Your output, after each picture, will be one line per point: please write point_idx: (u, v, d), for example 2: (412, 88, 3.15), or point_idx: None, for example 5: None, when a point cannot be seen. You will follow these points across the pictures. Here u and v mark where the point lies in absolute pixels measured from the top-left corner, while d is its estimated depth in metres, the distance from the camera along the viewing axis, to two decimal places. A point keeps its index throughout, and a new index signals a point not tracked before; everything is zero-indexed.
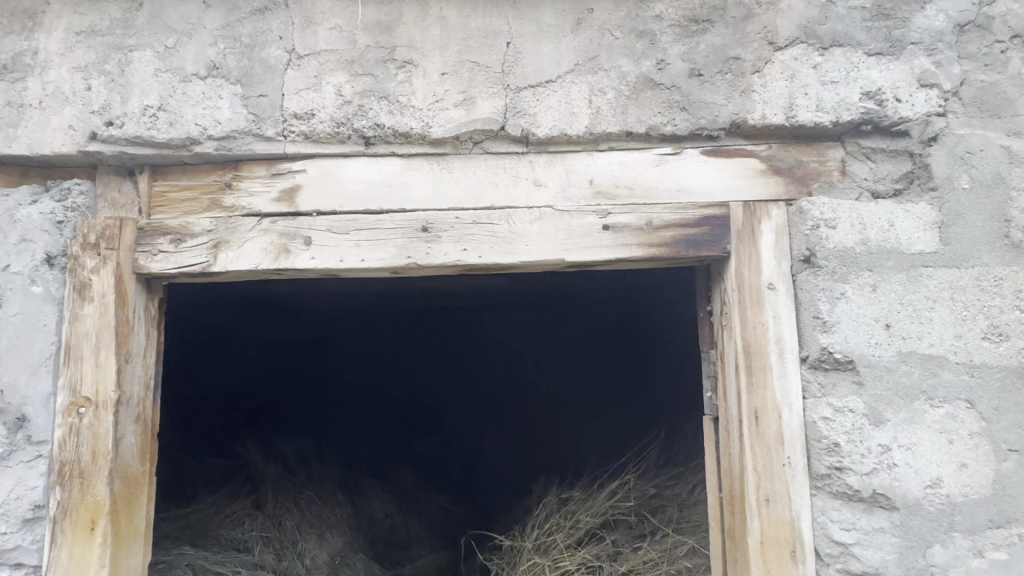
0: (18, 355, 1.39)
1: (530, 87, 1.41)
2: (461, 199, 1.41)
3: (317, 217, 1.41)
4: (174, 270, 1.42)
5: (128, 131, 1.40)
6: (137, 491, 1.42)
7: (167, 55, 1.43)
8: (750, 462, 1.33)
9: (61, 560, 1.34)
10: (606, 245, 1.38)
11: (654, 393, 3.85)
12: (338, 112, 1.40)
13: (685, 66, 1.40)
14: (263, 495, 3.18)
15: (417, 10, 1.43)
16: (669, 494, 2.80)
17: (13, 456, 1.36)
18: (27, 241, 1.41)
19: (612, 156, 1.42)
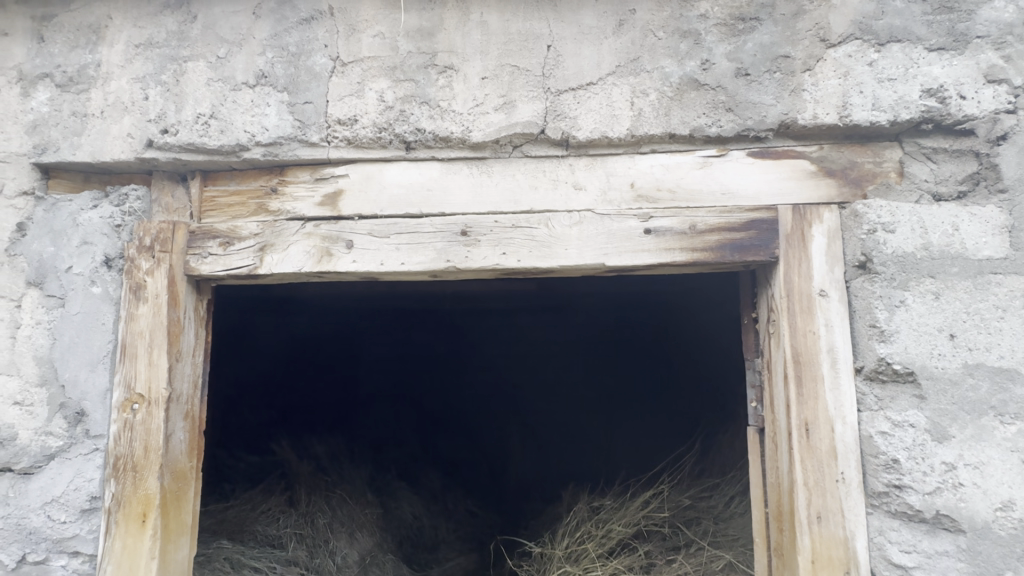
0: (79, 352, 1.45)
1: (570, 89, 1.40)
2: (501, 203, 1.40)
3: (359, 220, 1.43)
4: (222, 272, 1.47)
5: (182, 138, 1.46)
6: (185, 486, 1.48)
7: (219, 65, 1.48)
8: (801, 477, 1.27)
9: (114, 551, 1.39)
10: (647, 250, 1.35)
11: (689, 402, 3.77)
12: (380, 117, 1.42)
13: (731, 66, 1.37)
14: (297, 493, 3.25)
15: (458, 15, 1.44)
16: (704, 506, 2.73)
17: (72, 449, 1.43)
18: (88, 244, 1.48)
19: (654, 159, 1.39)
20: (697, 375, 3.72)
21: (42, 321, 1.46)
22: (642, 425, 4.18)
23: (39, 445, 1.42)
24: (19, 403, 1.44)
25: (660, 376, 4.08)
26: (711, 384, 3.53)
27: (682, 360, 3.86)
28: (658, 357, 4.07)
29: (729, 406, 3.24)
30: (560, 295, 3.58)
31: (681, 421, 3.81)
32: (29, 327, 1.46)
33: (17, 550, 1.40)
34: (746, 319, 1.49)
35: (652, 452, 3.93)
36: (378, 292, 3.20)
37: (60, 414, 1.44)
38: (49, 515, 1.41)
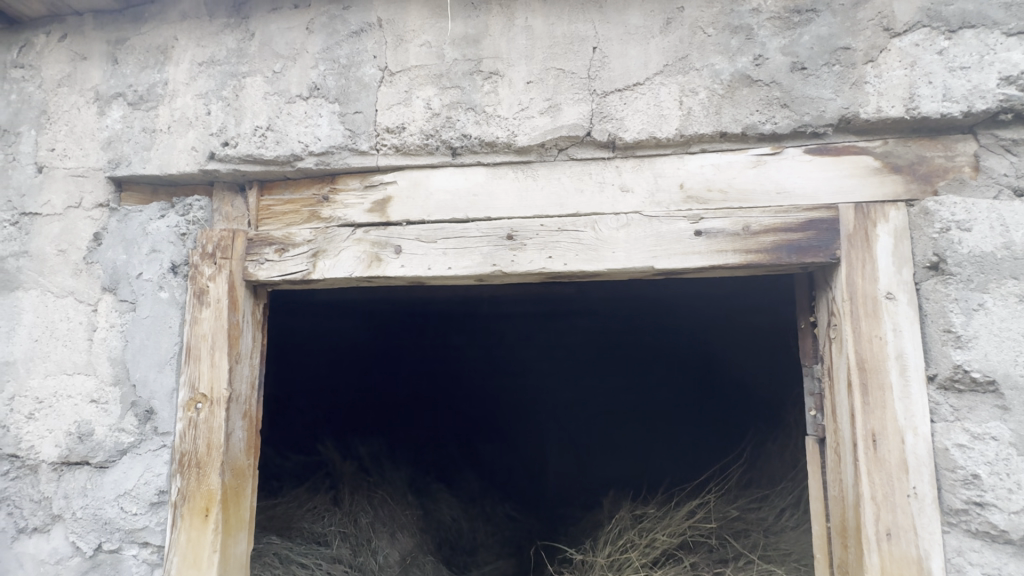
0: (148, 353, 1.54)
1: (616, 91, 1.38)
2: (547, 206, 1.40)
3: (407, 226, 1.46)
4: (278, 277, 1.52)
5: (241, 150, 1.53)
6: (243, 483, 1.54)
7: (275, 79, 1.55)
8: (868, 491, 1.20)
9: (180, 543, 1.46)
10: (698, 252, 1.32)
11: (734, 410, 3.71)
12: (427, 125, 1.45)
13: (786, 60, 1.32)
14: (341, 492, 3.34)
15: (504, 21, 1.45)
16: (753, 518, 2.65)
17: (143, 445, 1.52)
18: (157, 252, 1.58)
19: (705, 158, 1.36)
20: (744, 383, 3.64)
21: (116, 324, 1.56)
22: (684, 432, 4.13)
23: (113, 440, 1.52)
24: (95, 401, 1.55)
25: (703, 383, 4.02)
26: (759, 394, 3.45)
27: (728, 368, 3.78)
28: (703, 364, 4.00)
29: (779, 415, 3.15)
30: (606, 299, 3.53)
31: (725, 429, 3.75)
32: (105, 329, 1.57)
33: (93, 538, 1.49)
34: (804, 323, 1.44)
35: (694, 460, 3.87)
36: (419, 296, 3.25)
37: (132, 411, 1.53)
38: (122, 507, 1.50)
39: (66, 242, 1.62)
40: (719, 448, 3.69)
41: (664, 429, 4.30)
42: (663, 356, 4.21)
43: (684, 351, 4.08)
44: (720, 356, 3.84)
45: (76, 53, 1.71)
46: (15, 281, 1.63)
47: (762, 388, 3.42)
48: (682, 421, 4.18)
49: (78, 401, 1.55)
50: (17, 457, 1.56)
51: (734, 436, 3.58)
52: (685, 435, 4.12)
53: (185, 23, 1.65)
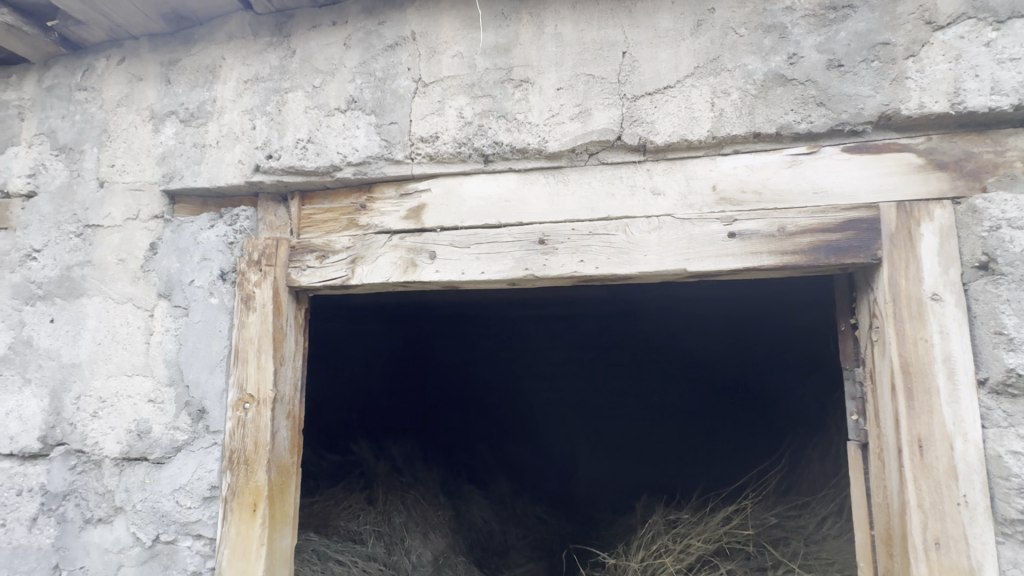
0: (200, 356, 1.63)
1: (647, 95, 1.39)
2: (578, 210, 1.41)
3: (441, 232, 1.50)
4: (319, 282, 1.59)
5: (284, 162, 1.61)
6: (288, 480, 1.61)
7: (315, 94, 1.62)
8: (915, 498, 1.16)
9: (230, 536, 1.54)
10: (731, 254, 1.31)
11: (772, 415, 3.61)
12: (460, 133, 1.48)
13: (822, 58, 1.30)
14: (375, 491, 3.42)
15: (533, 30, 1.48)
16: (792, 526, 2.59)
17: (195, 442, 1.61)
18: (207, 260, 1.67)
19: (737, 159, 1.35)
20: (782, 387, 3.56)
21: (170, 328, 1.66)
22: (719, 438, 4.05)
23: (169, 438, 1.62)
24: (152, 400, 1.65)
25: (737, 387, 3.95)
26: (799, 399, 3.35)
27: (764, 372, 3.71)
28: (738, 368, 3.93)
29: (820, 419, 3.05)
30: (639, 300, 3.49)
31: (763, 434, 3.65)
32: (161, 333, 1.67)
33: (152, 530, 1.59)
34: (844, 325, 1.41)
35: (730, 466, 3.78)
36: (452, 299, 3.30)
37: (185, 410, 1.62)
38: (178, 501, 1.59)
39: (125, 251, 1.73)
40: (756, 454, 3.59)
41: (698, 434, 4.23)
42: (696, 359, 4.15)
43: (719, 354, 4.02)
44: (758, 359, 3.76)
45: (133, 74, 1.83)
46: (80, 288, 1.75)
47: (803, 392, 3.32)
48: (716, 426, 4.10)
49: (137, 401, 1.66)
50: (83, 452, 1.68)
51: (773, 441, 3.47)
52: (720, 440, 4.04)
53: (231, 43, 1.74)
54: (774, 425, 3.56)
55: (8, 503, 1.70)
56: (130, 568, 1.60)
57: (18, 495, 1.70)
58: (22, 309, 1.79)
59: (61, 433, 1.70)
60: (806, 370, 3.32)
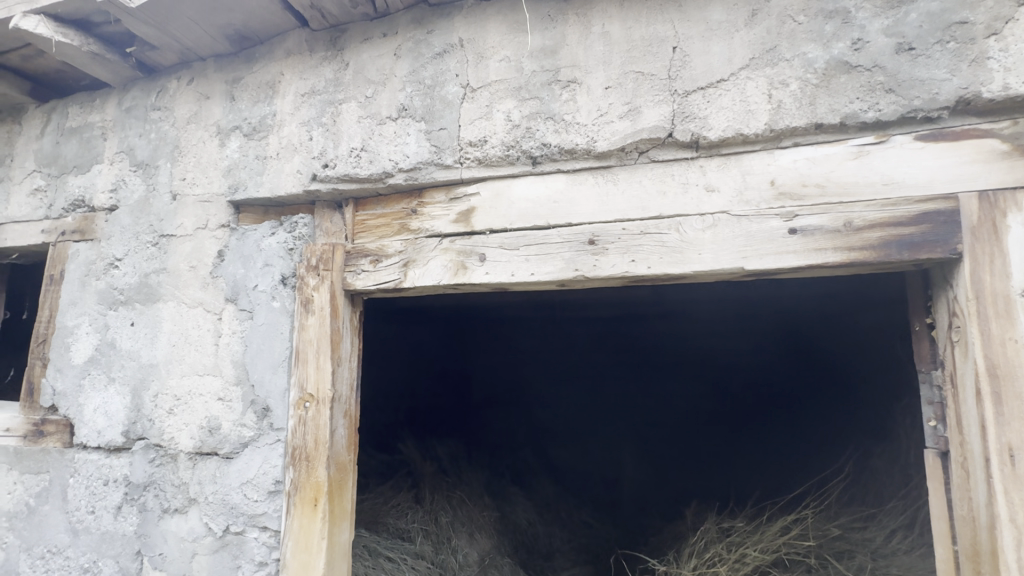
0: (265, 356, 1.72)
1: (699, 89, 1.35)
2: (628, 209, 1.39)
3: (490, 234, 1.52)
4: (373, 286, 1.64)
5: (340, 170, 1.67)
6: (345, 477, 1.67)
7: (367, 104, 1.68)
8: (1006, 511, 1.07)
9: (293, 529, 1.61)
10: (792, 251, 1.25)
11: (829, 416, 3.51)
12: (508, 136, 1.50)
13: (891, 42, 1.24)
14: (422, 491, 3.50)
15: (581, 30, 1.47)
16: (857, 539, 2.49)
17: (261, 439, 1.69)
18: (269, 266, 1.76)
19: (798, 152, 1.29)
20: (839, 386, 3.47)
21: (237, 330, 1.76)
22: (780, 444, 3.91)
23: (237, 434, 1.72)
24: (221, 398, 1.75)
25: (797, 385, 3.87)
26: (856, 396, 3.26)
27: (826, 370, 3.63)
28: (799, 370, 3.90)
29: (879, 416, 2.93)
30: (687, 300, 3.41)
31: (821, 436, 3.52)
32: (228, 335, 1.77)
33: (222, 520, 1.69)
34: (919, 324, 1.32)
35: (790, 470, 3.63)
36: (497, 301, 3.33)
37: (251, 408, 1.71)
38: (245, 494, 1.68)
39: (196, 259, 1.85)
40: (818, 457, 3.44)
41: (757, 439, 4.12)
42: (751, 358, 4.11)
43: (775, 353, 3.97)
44: (817, 359, 3.72)
45: (201, 93, 1.95)
46: (157, 294, 1.89)
47: (858, 388, 3.23)
48: (776, 431, 3.99)
49: (208, 399, 1.76)
50: (161, 446, 1.81)
51: (834, 443, 3.33)
52: (780, 446, 3.88)
53: (289, 59, 1.83)
54: (833, 425, 3.44)
55: (96, 491, 1.86)
56: (204, 556, 1.70)
57: (104, 485, 1.85)
58: (107, 313, 1.95)
59: (141, 428, 1.83)
60: (857, 365, 3.25)
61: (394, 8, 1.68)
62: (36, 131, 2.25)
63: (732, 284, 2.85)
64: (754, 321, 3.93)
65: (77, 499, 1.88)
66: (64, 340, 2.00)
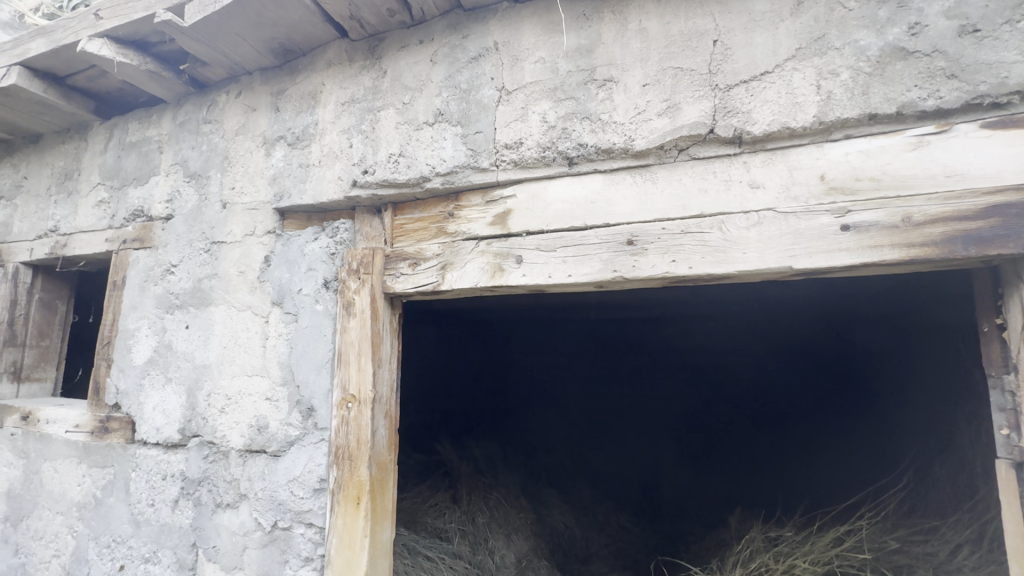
0: (310, 358, 1.78)
1: (741, 83, 1.31)
2: (668, 208, 1.36)
3: (526, 236, 1.51)
4: (412, 289, 1.67)
5: (379, 176, 1.71)
6: (386, 476, 1.70)
7: (405, 110, 1.71)
8: None
9: (337, 526, 1.65)
10: (845, 249, 1.19)
11: (883, 417, 3.40)
12: (544, 137, 1.49)
13: (952, 25, 1.17)
14: (459, 491, 3.53)
15: (617, 27, 1.45)
16: (917, 553, 2.35)
17: (305, 438, 1.75)
18: (313, 270, 1.81)
19: (850, 145, 1.23)
20: (891, 385, 3.37)
21: (283, 333, 1.83)
22: (829, 445, 3.79)
23: (284, 432, 1.78)
24: (269, 398, 1.82)
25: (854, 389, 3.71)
26: (908, 395, 3.15)
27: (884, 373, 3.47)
28: (849, 369, 3.83)
29: (936, 418, 2.81)
30: (729, 300, 3.30)
31: (876, 437, 3.40)
32: (274, 338, 1.84)
33: (271, 516, 1.75)
34: (988, 325, 1.23)
35: (843, 475, 3.51)
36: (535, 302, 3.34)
37: (297, 408, 1.77)
38: (292, 491, 1.73)
39: (245, 264, 1.94)
40: (875, 461, 3.31)
41: (804, 440, 4.02)
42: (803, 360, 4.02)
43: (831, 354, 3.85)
44: (867, 358, 3.64)
45: (248, 106, 2.04)
46: (209, 298, 1.98)
47: (912, 387, 3.12)
48: (826, 431, 3.88)
49: (256, 399, 1.84)
50: (214, 443, 1.89)
51: (892, 447, 3.20)
52: (830, 448, 3.76)
53: (330, 69, 1.88)
54: (888, 427, 3.32)
55: (155, 485, 1.96)
56: (253, 550, 1.77)
57: (163, 479, 1.95)
58: (164, 317, 2.06)
59: (196, 426, 1.93)
60: (909, 364, 3.15)
61: (429, 15, 1.71)
62: (100, 146, 2.41)
63: (778, 283, 2.75)
64: (801, 321, 3.90)
65: (138, 492, 2.00)
66: (126, 342, 2.13)
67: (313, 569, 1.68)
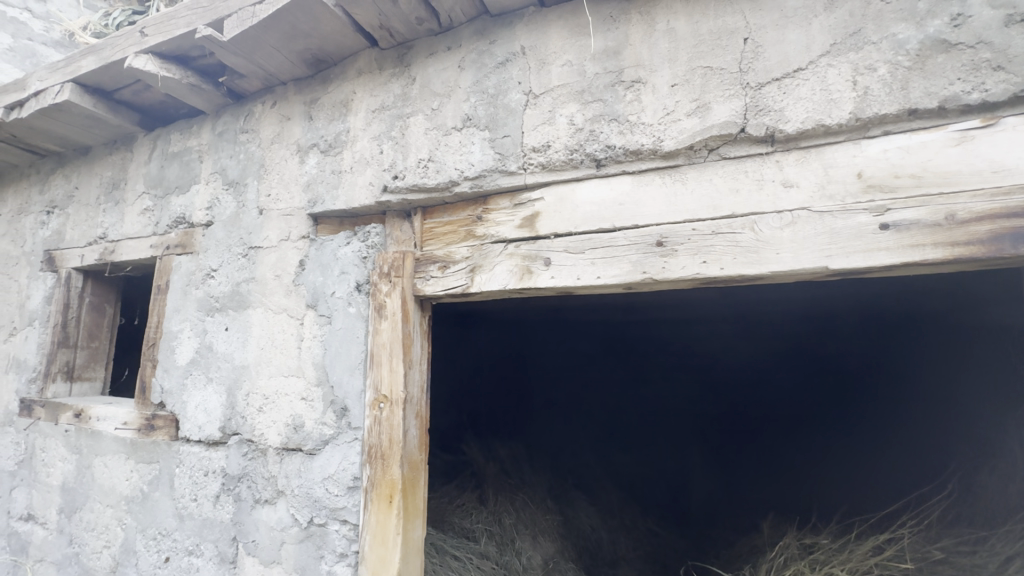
0: (343, 359, 1.82)
1: (774, 81, 1.29)
2: (698, 209, 1.35)
3: (555, 239, 1.52)
4: (441, 291, 1.70)
5: (409, 181, 1.74)
6: (417, 475, 1.73)
7: (434, 116, 1.74)
8: None
9: (370, 523, 1.69)
10: (884, 248, 1.16)
11: (916, 420, 3.29)
12: (571, 140, 1.50)
13: (997, 14, 1.13)
14: (486, 492, 3.56)
15: (645, 28, 1.45)
16: (964, 564, 2.29)
17: (340, 437, 1.80)
18: (346, 273, 1.86)
19: (888, 141, 1.20)
20: (924, 386, 3.27)
21: (317, 334, 1.89)
22: (860, 447, 3.70)
23: (319, 431, 1.83)
24: (304, 398, 1.88)
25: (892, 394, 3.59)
26: (946, 399, 3.05)
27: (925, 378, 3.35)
28: (877, 368, 3.74)
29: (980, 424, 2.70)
30: (759, 301, 3.24)
31: (911, 442, 3.29)
32: (309, 339, 1.90)
33: (307, 512, 1.81)
34: None
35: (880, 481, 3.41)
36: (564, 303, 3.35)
37: (331, 408, 1.82)
38: (327, 489, 1.79)
39: (280, 268, 2.00)
40: (913, 467, 3.20)
41: (833, 441, 3.92)
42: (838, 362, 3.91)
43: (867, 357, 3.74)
44: (897, 358, 3.54)
45: (283, 115, 2.11)
46: (247, 301, 2.06)
47: (949, 390, 3.02)
48: (856, 433, 3.78)
49: (293, 399, 1.90)
50: (252, 441, 1.96)
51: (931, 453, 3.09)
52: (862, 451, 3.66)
53: (361, 78, 1.93)
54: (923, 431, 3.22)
55: (198, 481, 2.05)
56: (291, 545, 1.82)
57: (205, 475, 2.03)
58: (205, 319, 2.15)
59: (235, 424, 2.00)
60: (947, 366, 3.05)
61: (457, 22, 1.73)
62: (144, 156, 2.53)
63: (812, 283, 2.69)
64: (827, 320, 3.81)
65: (181, 487, 2.09)
66: (170, 343, 2.23)
67: (348, 564, 1.72)
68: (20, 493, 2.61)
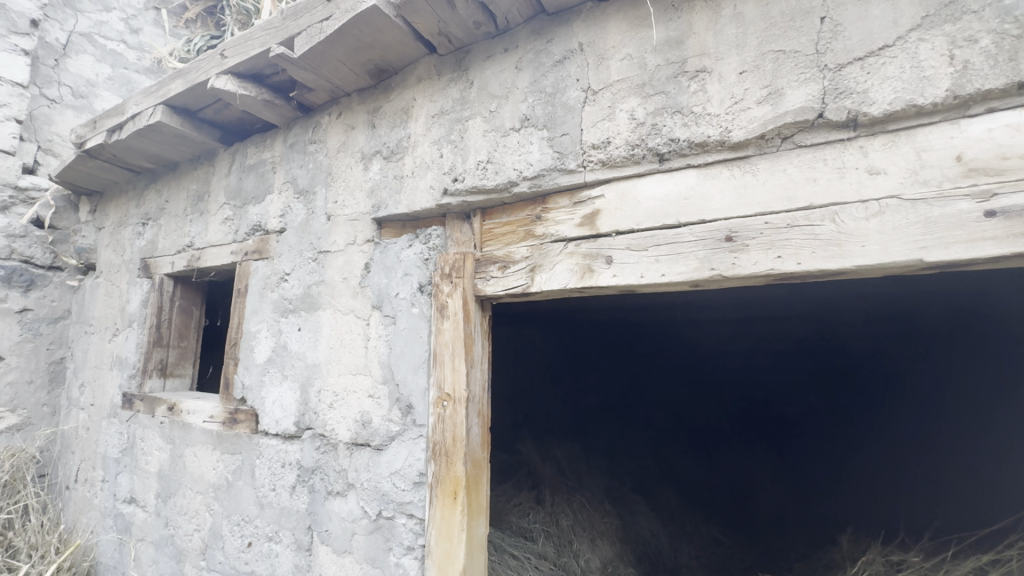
0: (408, 358, 1.88)
1: (856, 60, 1.20)
2: (771, 201, 1.28)
3: (617, 236, 1.50)
4: (502, 291, 1.71)
5: (468, 183, 1.77)
6: (480, 473, 1.76)
7: (491, 117, 1.76)
8: None
9: (435, 518, 1.73)
10: (990, 238, 1.05)
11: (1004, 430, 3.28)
12: (633, 135, 1.47)
13: None
14: (543, 492, 3.56)
15: (710, 15, 1.39)
16: None
17: (405, 433, 1.85)
18: (409, 275, 1.92)
19: (994, 119, 1.09)
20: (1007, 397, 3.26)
21: (383, 334, 1.96)
22: (910, 449, 3.73)
23: (386, 428, 1.90)
24: (371, 395, 1.95)
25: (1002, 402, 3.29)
26: None
27: None
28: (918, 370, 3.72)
29: None
30: (845, 299, 3.04)
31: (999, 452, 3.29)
32: (375, 338, 1.98)
33: (376, 505, 1.88)
34: None
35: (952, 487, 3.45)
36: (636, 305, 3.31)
37: (397, 405, 1.89)
38: (394, 483, 1.85)
39: (348, 271, 2.10)
40: (997, 475, 3.28)
41: (870, 441, 3.94)
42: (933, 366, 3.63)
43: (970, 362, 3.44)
44: (977, 362, 3.41)
45: (348, 124, 2.21)
46: (317, 302, 2.17)
47: None
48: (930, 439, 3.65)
49: (361, 396, 1.98)
50: (324, 436, 2.07)
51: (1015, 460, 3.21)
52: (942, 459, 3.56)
53: (420, 85, 1.99)
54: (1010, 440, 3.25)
55: (276, 472, 2.18)
56: (361, 535, 1.90)
57: (282, 467, 2.16)
58: (280, 320, 2.29)
59: (309, 419, 2.12)
60: None
61: (514, 24, 1.74)
62: (224, 169, 2.73)
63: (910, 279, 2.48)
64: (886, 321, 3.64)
65: (262, 478, 2.23)
66: (250, 343, 2.39)
67: (415, 557, 1.77)
68: (124, 478, 2.88)
